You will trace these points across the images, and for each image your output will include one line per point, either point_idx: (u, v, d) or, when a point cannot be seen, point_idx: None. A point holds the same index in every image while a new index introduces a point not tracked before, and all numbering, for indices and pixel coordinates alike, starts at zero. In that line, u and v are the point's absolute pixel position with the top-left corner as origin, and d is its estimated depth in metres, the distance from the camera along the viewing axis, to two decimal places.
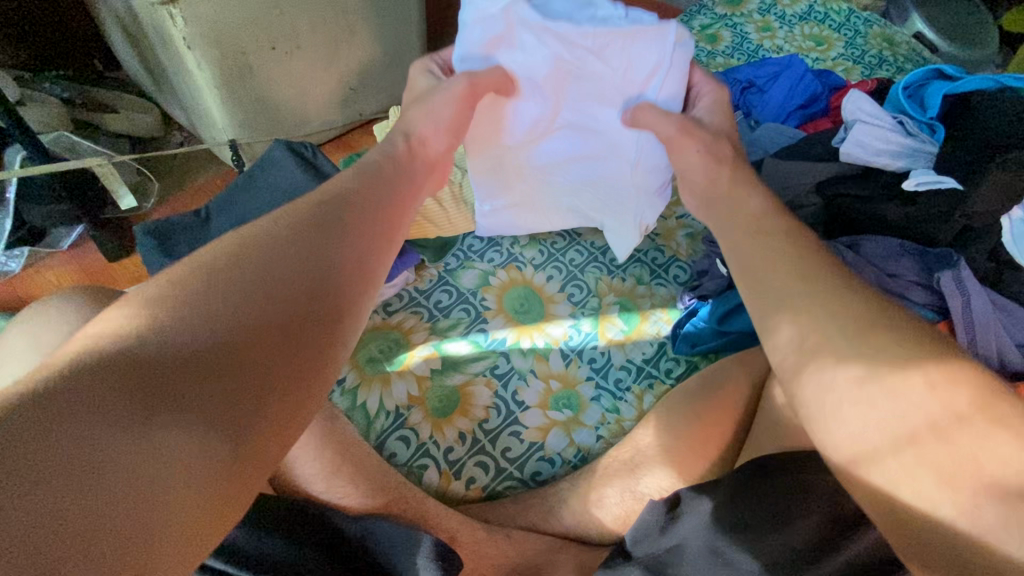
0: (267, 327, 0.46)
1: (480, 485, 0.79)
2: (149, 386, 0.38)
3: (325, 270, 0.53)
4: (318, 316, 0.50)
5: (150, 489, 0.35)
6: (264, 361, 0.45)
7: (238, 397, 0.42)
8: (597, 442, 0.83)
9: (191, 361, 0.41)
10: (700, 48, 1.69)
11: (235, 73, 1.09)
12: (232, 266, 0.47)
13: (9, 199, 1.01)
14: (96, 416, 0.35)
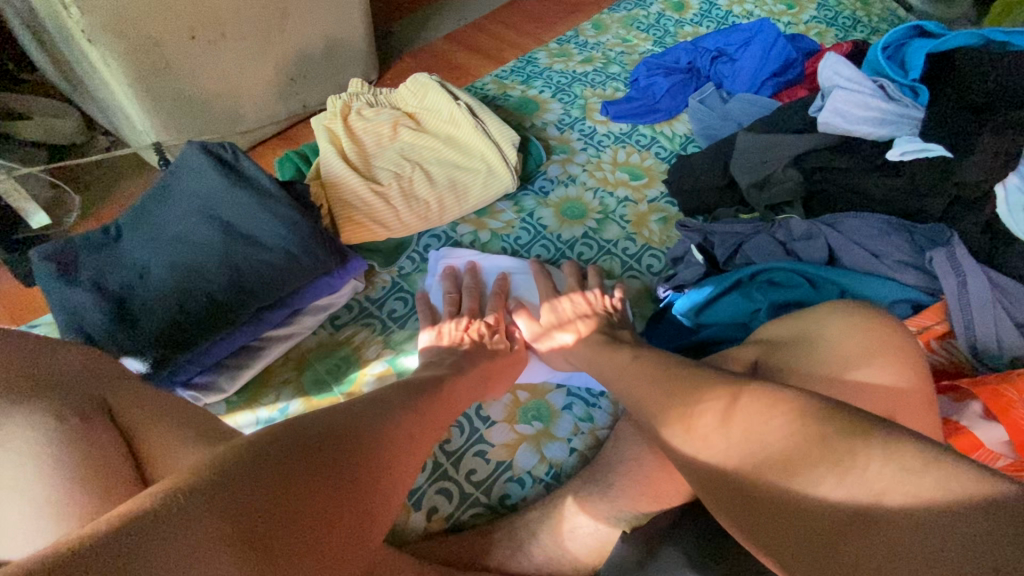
0: (334, 450, 0.47)
1: (444, 515, 0.70)
2: (245, 507, 0.39)
3: (390, 409, 0.56)
4: (383, 450, 0.51)
5: None
6: (338, 484, 0.45)
7: (320, 520, 0.42)
8: (571, 457, 0.75)
9: (287, 476, 0.42)
10: (667, 17, 1.60)
11: (151, 68, 0.98)
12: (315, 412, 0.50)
13: None
14: (199, 534, 0.36)
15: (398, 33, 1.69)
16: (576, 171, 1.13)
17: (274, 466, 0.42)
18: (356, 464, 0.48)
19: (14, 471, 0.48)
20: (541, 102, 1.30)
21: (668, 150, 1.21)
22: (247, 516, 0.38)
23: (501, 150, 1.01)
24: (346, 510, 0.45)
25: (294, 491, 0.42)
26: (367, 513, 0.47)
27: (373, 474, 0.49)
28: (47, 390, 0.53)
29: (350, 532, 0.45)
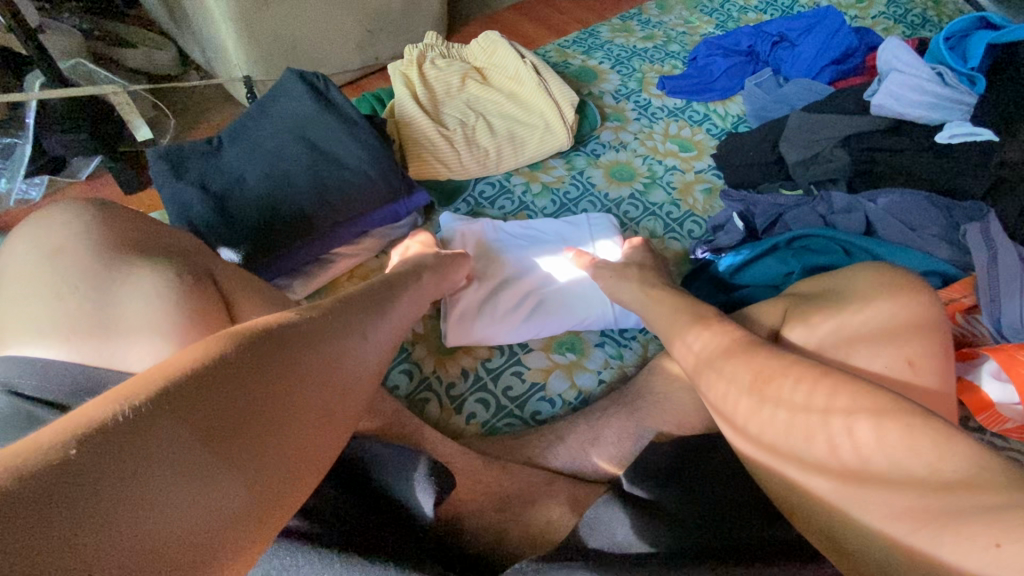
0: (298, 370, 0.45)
1: (480, 421, 0.79)
2: (183, 420, 0.37)
3: (377, 326, 0.57)
4: (357, 366, 0.51)
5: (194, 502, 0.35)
6: (334, 382, 0.48)
7: (230, 447, 0.38)
8: (599, 386, 0.82)
9: (265, 375, 0.42)
10: (732, 3, 1.63)
11: (251, 7, 1.07)
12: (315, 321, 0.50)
13: (28, 123, 1.01)
14: (176, 426, 0.36)
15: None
16: (628, 138, 1.19)
17: (216, 384, 0.39)
18: (321, 387, 0.46)
19: (138, 312, 0.49)
20: (601, 72, 1.35)
21: (720, 127, 1.26)
22: (121, 461, 0.33)
23: (561, 111, 1.07)
24: (307, 420, 0.44)
25: (196, 421, 0.37)
26: (342, 410, 0.48)
27: (344, 361, 0.50)
28: (166, 254, 0.55)
29: (327, 424, 0.46)
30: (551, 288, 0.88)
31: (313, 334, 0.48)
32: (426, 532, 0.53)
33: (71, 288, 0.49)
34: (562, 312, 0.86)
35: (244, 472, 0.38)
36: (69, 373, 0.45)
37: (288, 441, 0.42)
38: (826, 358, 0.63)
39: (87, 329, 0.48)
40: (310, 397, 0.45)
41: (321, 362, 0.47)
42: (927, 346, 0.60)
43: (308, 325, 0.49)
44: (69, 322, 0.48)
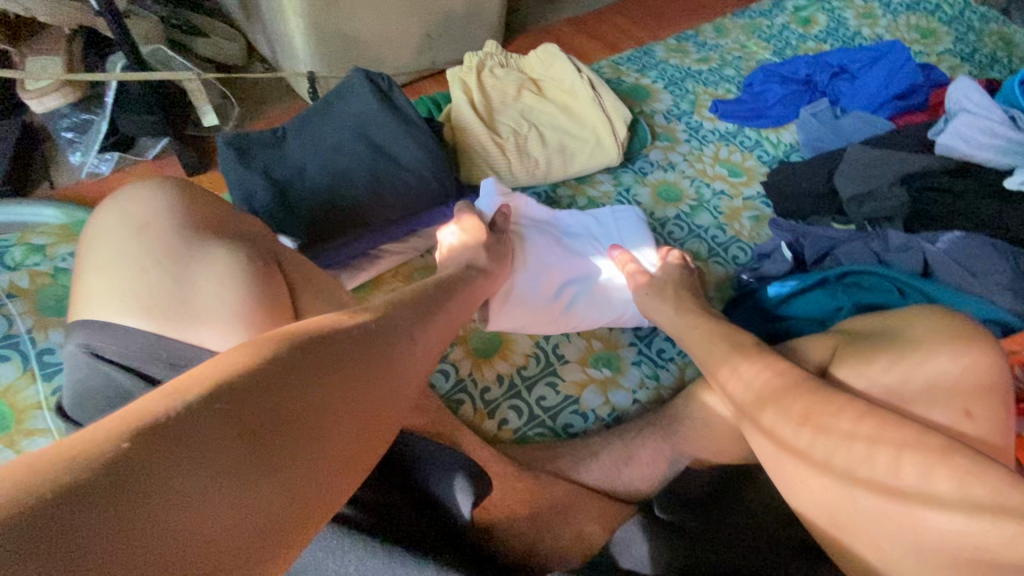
0: (334, 376, 0.45)
1: (512, 427, 0.79)
2: (218, 431, 0.37)
3: (416, 327, 0.57)
4: (396, 373, 0.51)
5: (224, 516, 0.35)
6: (375, 382, 0.48)
7: (273, 449, 0.39)
8: (634, 405, 0.82)
9: (303, 384, 0.42)
10: (791, 30, 1.62)
11: (321, 5, 1.10)
12: (354, 324, 0.50)
13: (107, 102, 1.06)
14: (212, 438, 0.37)
15: (524, 11, 1.78)
16: (677, 159, 1.18)
17: (250, 392, 0.40)
18: (358, 396, 0.46)
19: (210, 291, 0.51)
20: (654, 91, 1.35)
21: (771, 155, 1.24)
22: (163, 465, 0.34)
23: (613, 127, 1.07)
24: (342, 429, 0.44)
25: (238, 422, 0.38)
26: (377, 418, 0.48)
27: (383, 365, 0.50)
28: (235, 236, 0.57)
29: (361, 434, 0.46)
30: (577, 272, 0.89)
31: (355, 339, 0.49)
32: (461, 534, 0.53)
33: (152, 262, 0.52)
34: (591, 299, 0.87)
35: (277, 485, 0.39)
36: (146, 340, 0.48)
37: (321, 452, 0.42)
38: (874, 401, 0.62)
39: (165, 303, 0.50)
40: (351, 400, 0.45)
41: (363, 364, 0.48)
42: (989, 396, 0.58)
43: (355, 331, 0.49)
44: (147, 294, 0.50)
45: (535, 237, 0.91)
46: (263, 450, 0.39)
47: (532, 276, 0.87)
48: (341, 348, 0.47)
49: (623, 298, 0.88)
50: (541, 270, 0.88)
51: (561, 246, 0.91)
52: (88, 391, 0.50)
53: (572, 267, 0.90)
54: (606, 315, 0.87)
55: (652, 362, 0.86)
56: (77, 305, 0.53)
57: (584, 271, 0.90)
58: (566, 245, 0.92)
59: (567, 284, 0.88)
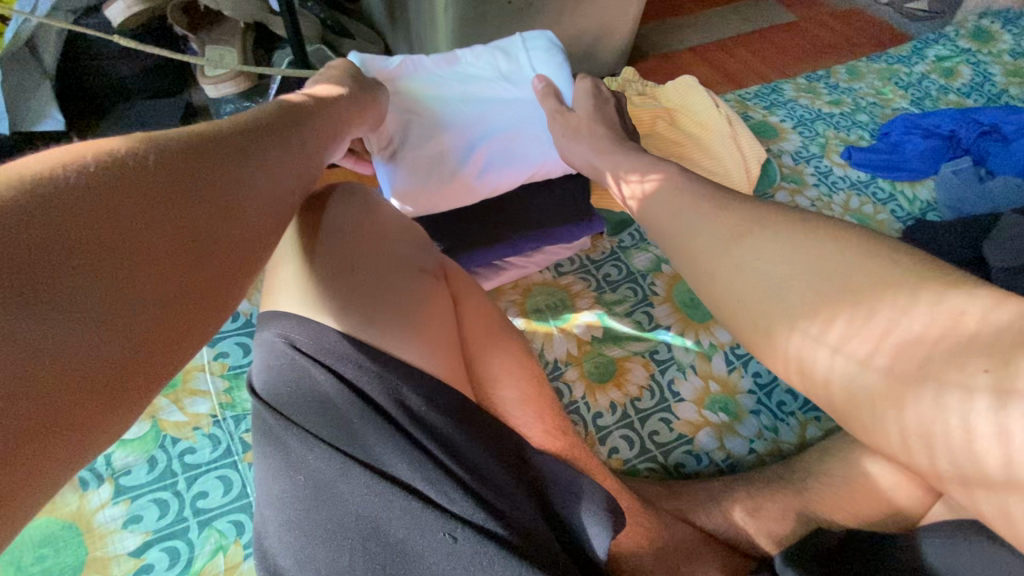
0: (212, 200, 0.45)
1: (622, 458, 0.79)
2: (99, 221, 0.38)
3: (310, 177, 0.58)
4: (274, 218, 0.51)
5: (93, 293, 0.36)
6: (190, 218, 0.43)
7: (136, 251, 0.39)
8: (750, 455, 0.80)
9: (169, 188, 0.43)
10: (931, 79, 1.53)
11: (471, 20, 1.15)
12: (253, 161, 0.50)
13: (268, 92, 1.15)
14: (87, 223, 0.37)
15: (645, 36, 1.78)
16: (805, 203, 1.15)
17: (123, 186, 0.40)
18: (237, 226, 0.47)
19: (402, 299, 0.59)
20: (781, 130, 1.31)
21: (906, 210, 1.18)
22: (33, 241, 0.34)
23: (748, 167, 1.06)
24: (217, 256, 0.45)
25: (29, 241, 0.34)
26: (247, 253, 0.48)
27: (270, 204, 0.51)
28: None
29: (234, 267, 0.46)
30: (465, 123, 0.89)
31: (248, 166, 0.50)
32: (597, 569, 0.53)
33: (352, 264, 0.60)
34: (470, 145, 0.88)
35: (155, 242, 0.40)
36: (337, 341, 0.54)
37: (191, 269, 0.43)
38: None
39: (357, 303, 0.57)
40: (152, 230, 0.41)
41: (175, 200, 0.42)
42: None
43: (177, 150, 0.45)
44: (347, 294, 0.58)
45: (429, 106, 0.89)
46: (32, 294, 0.34)
47: (421, 150, 0.86)
48: (231, 182, 0.47)
49: (538, 164, 0.90)
50: (442, 142, 0.87)
51: (454, 108, 0.90)
52: (278, 375, 0.55)
53: (467, 124, 0.89)
54: (520, 177, 0.89)
55: (772, 414, 0.83)
56: (278, 292, 0.60)
57: (466, 113, 0.90)
58: (454, 108, 0.90)
59: (477, 150, 0.87)
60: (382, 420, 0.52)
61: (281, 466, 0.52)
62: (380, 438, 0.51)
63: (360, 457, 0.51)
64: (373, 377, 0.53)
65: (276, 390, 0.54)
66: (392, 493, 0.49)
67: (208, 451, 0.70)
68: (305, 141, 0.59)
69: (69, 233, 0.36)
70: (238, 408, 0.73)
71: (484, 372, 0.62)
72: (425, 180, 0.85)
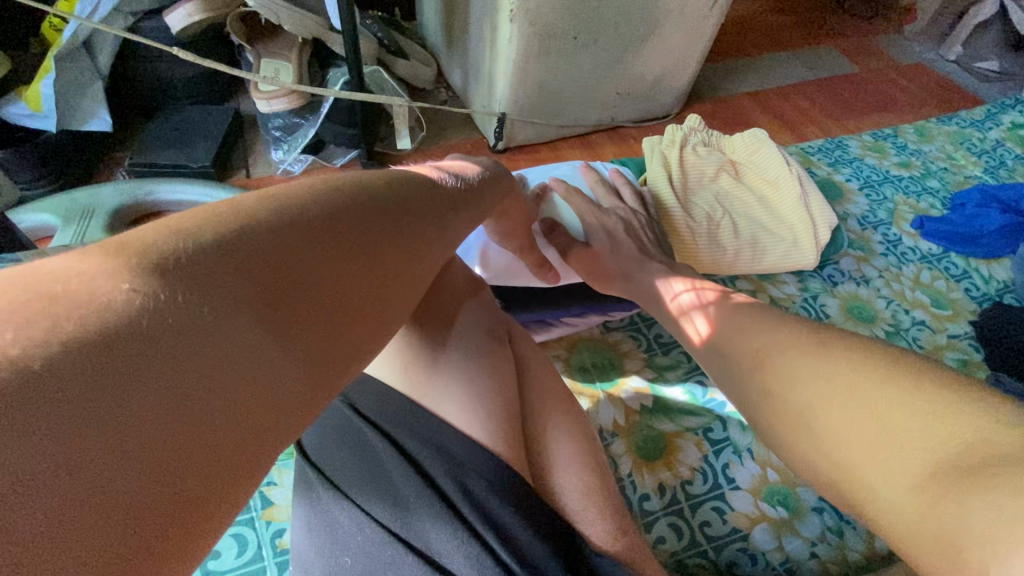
0: (361, 252, 0.41)
1: (669, 549, 0.71)
2: (256, 273, 0.34)
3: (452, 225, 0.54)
4: (415, 270, 0.47)
5: (241, 366, 0.31)
6: (386, 269, 0.44)
7: (290, 317, 0.35)
8: (811, 560, 0.71)
9: (324, 238, 0.39)
10: (1007, 147, 1.45)
11: (534, 54, 1.11)
12: (400, 206, 0.47)
13: (320, 111, 1.12)
14: (242, 278, 0.33)
15: (701, 77, 1.73)
16: (872, 273, 1.07)
17: (287, 236, 0.37)
18: (379, 279, 0.43)
19: (459, 369, 0.55)
20: (847, 190, 1.24)
21: (982, 290, 1.09)
22: (195, 299, 0.30)
23: (816, 232, 0.99)
24: (356, 318, 0.40)
25: (192, 299, 0.30)
26: (388, 312, 0.44)
27: (414, 255, 0.47)
28: None
29: (371, 328, 0.42)
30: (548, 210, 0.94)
31: (395, 216, 0.46)
32: None
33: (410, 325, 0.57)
34: None
35: (303, 309, 0.36)
36: (397, 407, 0.52)
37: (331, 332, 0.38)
38: None
39: (415, 371, 0.55)
40: (350, 274, 0.40)
41: (343, 252, 0.40)
42: None
43: (383, 198, 0.46)
44: (404, 358, 0.56)
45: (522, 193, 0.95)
46: (275, 322, 0.34)
47: None
48: (376, 229, 0.44)
49: None
50: None
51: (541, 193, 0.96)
52: (326, 445, 0.51)
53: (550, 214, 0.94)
54: None
55: (835, 513, 0.75)
56: None
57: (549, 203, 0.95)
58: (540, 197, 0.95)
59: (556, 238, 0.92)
60: (432, 506, 0.45)
61: (324, 548, 0.46)
62: (429, 529, 0.44)
63: (415, 544, 0.44)
64: (430, 457, 0.49)
65: (323, 459, 0.50)
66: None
67: None
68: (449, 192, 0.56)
69: (231, 290, 0.32)
70: None
71: (537, 455, 0.56)
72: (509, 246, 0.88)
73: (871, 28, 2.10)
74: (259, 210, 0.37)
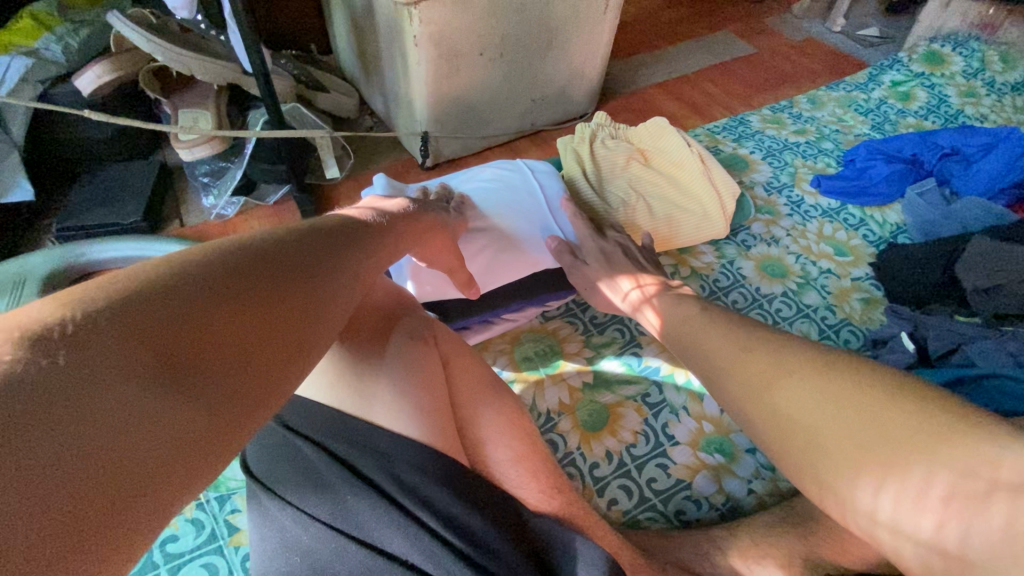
0: (263, 301, 0.44)
1: (622, 509, 0.77)
2: (151, 334, 0.36)
3: (361, 265, 0.58)
4: (324, 310, 0.50)
5: (136, 426, 0.33)
6: (295, 307, 0.47)
7: (187, 369, 0.37)
8: (749, 496, 0.79)
9: (225, 290, 0.42)
10: (889, 104, 1.60)
11: (445, 76, 1.18)
12: (300, 253, 0.51)
13: (244, 153, 1.16)
14: (137, 339, 0.35)
15: (613, 74, 1.84)
16: (780, 234, 1.17)
17: (186, 293, 0.39)
18: (283, 324, 0.45)
19: (389, 370, 0.59)
20: (751, 162, 1.35)
21: (877, 235, 1.21)
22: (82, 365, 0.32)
23: (722, 203, 1.08)
24: (262, 363, 0.42)
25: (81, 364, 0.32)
26: (298, 354, 0.46)
27: (320, 299, 0.50)
28: None
29: (280, 371, 0.44)
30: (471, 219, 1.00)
31: (297, 264, 0.49)
32: None
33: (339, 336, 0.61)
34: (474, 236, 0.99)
35: (200, 360, 0.38)
36: (330, 416, 0.55)
37: (233, 381, 0.40)
38: None
39: (348, 378, 0.58)
40: (253, 322, 0.42)
41: (244, 302, 0.42)
42: None
43: (287, 246, 0.50)
44: (337, 368, 0.59)
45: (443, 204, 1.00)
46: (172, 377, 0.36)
47: None
48: (278, 276, 0.47)
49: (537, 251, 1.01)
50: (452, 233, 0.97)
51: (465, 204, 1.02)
52: (270, 459, 0.54)
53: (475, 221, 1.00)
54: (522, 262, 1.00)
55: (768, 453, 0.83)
56: None
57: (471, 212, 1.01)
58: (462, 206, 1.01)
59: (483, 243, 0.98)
60: (374, 497, 0.50)
61: (282, 550, 0.50)
62: (374, 516, 0.49)
63: (355, 535, 0.49)
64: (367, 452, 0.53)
65: (268, 474, 0.53)
66: (390, 571, 0.47)
67: (190, 538, 0.67)
68: (357, 235, 0.60)
69: (122, 352, 0.34)
70: (220, 488, 0.71)
71: (475, 438, 0.61)
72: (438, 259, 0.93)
73: (764, 10, 2.26)
74: (157, 269, 0.39)
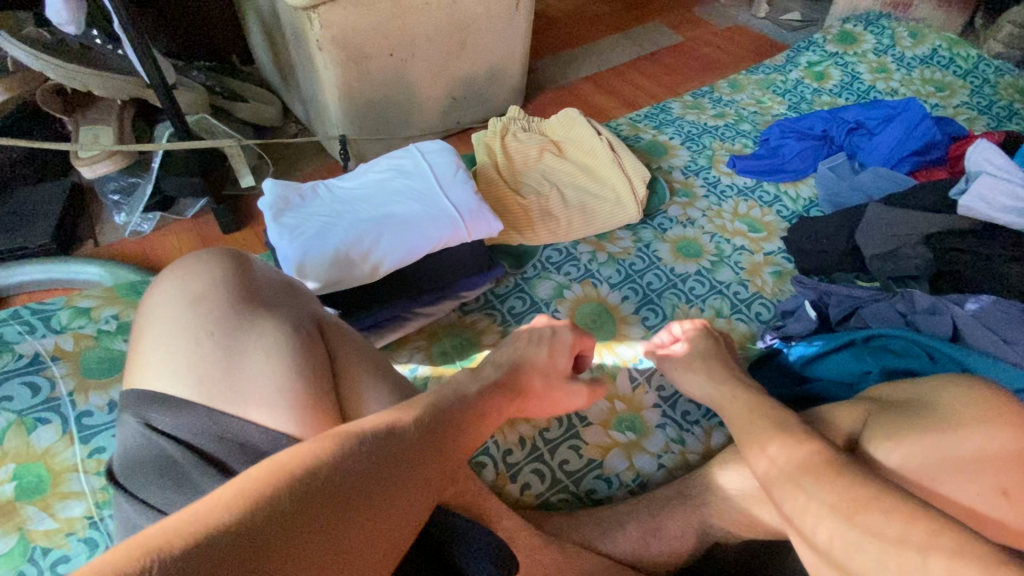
0: (324, 526, 0.42)
1: (535, 492, 0.79)
2: None
3: (459, 449, 0.54)
4: (396, 515, 0.47)
5: None
6: (369, 526, 0.45)
7: None
8: (659, 470, 0.81)
9: (277, 519, 0.40)
10: (806, 84, 1.66)
11: (356, 79, 1.18)
12: (383, 460, 0.48)
13: (153, 168, 1.14)
14: None
15: (543, 70, 1.86)
16: (697, 215, 1.20)
17: (239, 539, 0.38)
18: (348, 544, 0.43)
19: (259, 368, 0.58)
20: (670, 147, 1.38)
21: (791, 210, 1.25)
22: None
23: (633, 188, 1.11)
24: None
25: None
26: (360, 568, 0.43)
27: (397, 506, 0.47)
28: (269, 308, 0.64)
29: None
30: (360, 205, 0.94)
31: (375, 472, 0.46)
32: None
33: (205, 335, 0.59)
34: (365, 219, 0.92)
35: None
36: (196, 415, 0.54)
37: None
38: (910, 479, 0.59)
39: (216, 380, 0.56)
40: (306, 551, 0.41)
41: (304, 535, 0.41)
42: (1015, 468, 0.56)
43: (380, 446, 0.49)
44: (203, 369, 0.57)
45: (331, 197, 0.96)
46: None
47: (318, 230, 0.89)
48: (337, 484, 0.44)
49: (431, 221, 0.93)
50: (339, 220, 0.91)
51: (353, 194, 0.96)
52: (139, 465, 0.54)
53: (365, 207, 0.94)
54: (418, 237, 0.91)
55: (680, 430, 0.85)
56: (135, 374, 0.59)
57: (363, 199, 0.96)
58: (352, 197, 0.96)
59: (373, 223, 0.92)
60: None
61: None
62: None
63: None
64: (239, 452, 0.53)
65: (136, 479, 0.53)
66: None
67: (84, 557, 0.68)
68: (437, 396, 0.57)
69: None
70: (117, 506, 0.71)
71: None
72: (322, 245, 0.87)
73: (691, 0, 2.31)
74: (211, 513, 0.39)
